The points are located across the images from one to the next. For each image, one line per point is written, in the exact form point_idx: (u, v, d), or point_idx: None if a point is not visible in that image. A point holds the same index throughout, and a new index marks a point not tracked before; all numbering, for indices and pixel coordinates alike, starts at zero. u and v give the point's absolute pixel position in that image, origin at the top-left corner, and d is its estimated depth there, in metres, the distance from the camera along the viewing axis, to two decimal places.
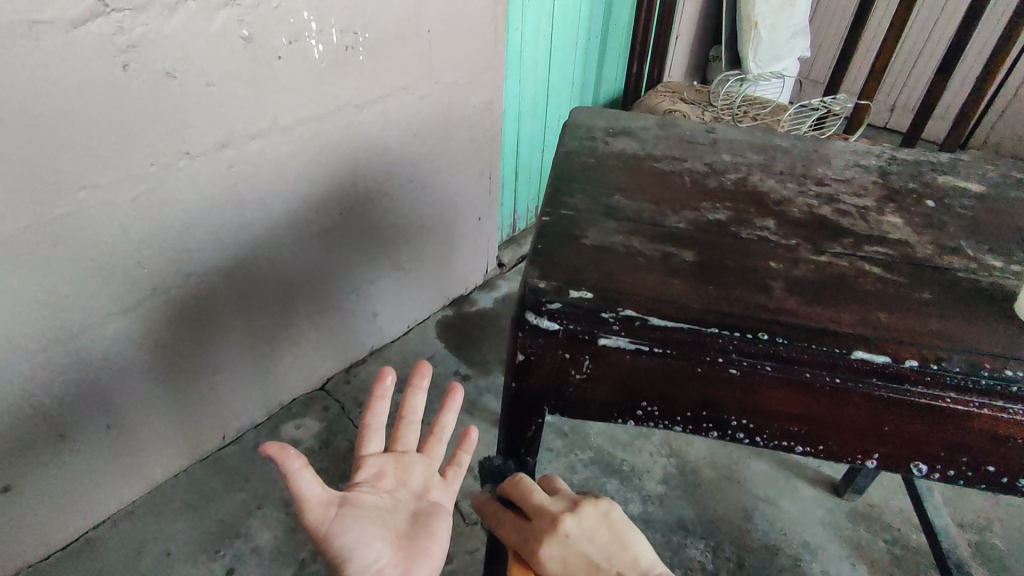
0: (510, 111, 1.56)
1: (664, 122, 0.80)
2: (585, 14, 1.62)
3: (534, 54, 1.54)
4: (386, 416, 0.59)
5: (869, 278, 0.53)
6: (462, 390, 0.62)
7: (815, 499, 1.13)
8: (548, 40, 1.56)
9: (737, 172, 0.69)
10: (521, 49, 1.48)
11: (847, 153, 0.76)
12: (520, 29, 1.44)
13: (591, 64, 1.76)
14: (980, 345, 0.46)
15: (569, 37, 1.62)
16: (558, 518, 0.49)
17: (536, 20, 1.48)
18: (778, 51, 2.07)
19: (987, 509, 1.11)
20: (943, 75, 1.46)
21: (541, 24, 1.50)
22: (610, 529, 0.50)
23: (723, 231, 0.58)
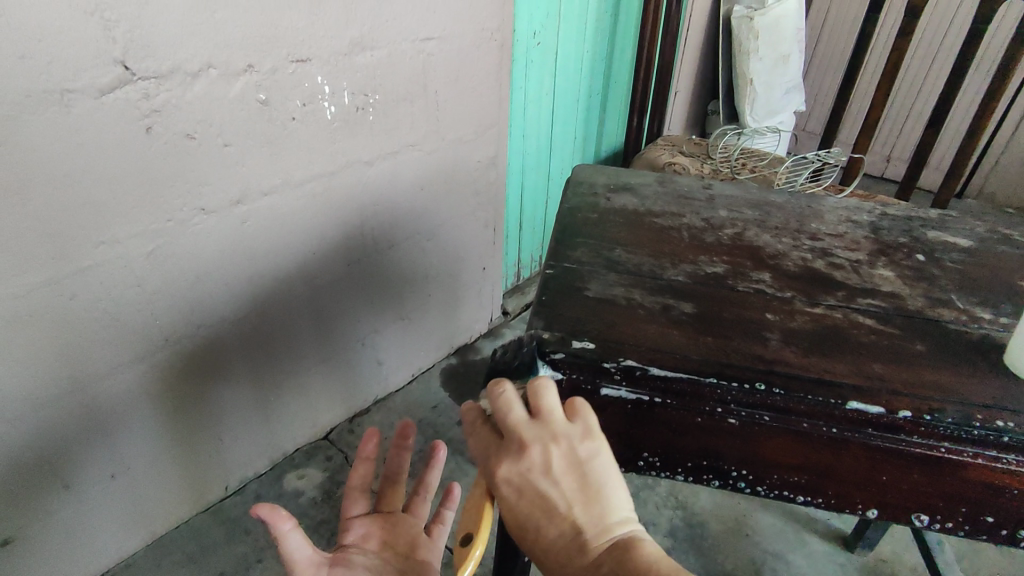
0: (514, 165, 1.61)
1: (663, 178, 0.83)
2: (585, 74, 1.70)
3: (538, 111, 1.60)
4: (370, 477, 0.61)
5: (864, 330, 0.54)
6: (445, 445, 0.61)
7: (825, 553, 1.11)
8: (551, 98, 1.63)
9: (733, 227, 0.72)
10: (524, 107, 1.55)
11: (840, 208, 0.79)
12: (523, 88, 1.51)
13: (592, 119, 1.83)
14: (973, 398, 0.47)
15: (570, 95, 1.69)
16: (524, 446, 0.41)
17: (538, 80, 1.55)
18: (773, 105, 2.15)
19: (1003, 564, 1.08)
20: (933, 129, 1.50)
21: (544, 83, 1.57)
22: (585, 476, 0.40)
23: (720, 284, 0.60)
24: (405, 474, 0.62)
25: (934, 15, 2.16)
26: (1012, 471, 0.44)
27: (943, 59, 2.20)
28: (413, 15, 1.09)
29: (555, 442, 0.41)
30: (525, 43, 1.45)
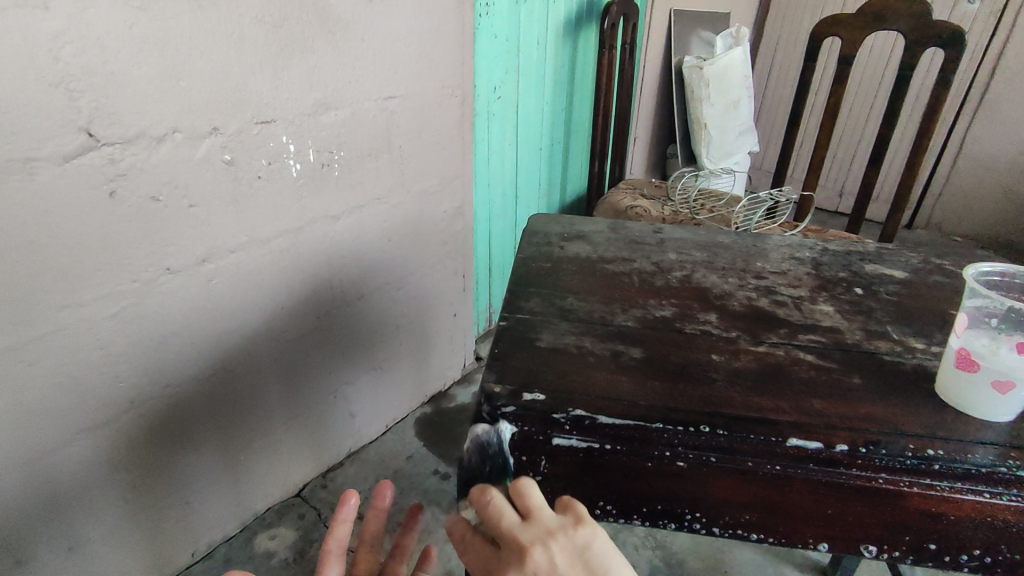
0: (481, 213, 1.65)
1: (616, 225, 0.87)
2: (545, 124, 1.78)
3: (501, 160, 1.66)
4: (347, 539, 0.59)
5: (804, 366, 0.57)
6: (422, 507, 0.64)
7: None
8: (514, 148, 1.69)
9: (682, 270, 0.75)
10: (488, 157, 1.60)
11: (784, 246, 0.83)
12: (486, 140, 1.57)
13: (555, 166, 1.89)
14: (904, 426, 0.50)
15: (532, 145, 1.76)
16: (524, 552, 0.39)
17: (501, 132, 1.61)
18: (728, 148, 2.25)
19: None
20: (874, 165, 1.59)
21: (506, 134, 1.64)
22: (590, 566, 0.38)
23: (668, 327, 0.62)
24: (381, 537, 0.62)
25: (869, 59, 2.32)
26: (948, 497, 0.46)
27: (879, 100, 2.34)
28: (376, 76, 1.13)
29: (553, 538, 0.39)
30: (486, 98, 1.51)
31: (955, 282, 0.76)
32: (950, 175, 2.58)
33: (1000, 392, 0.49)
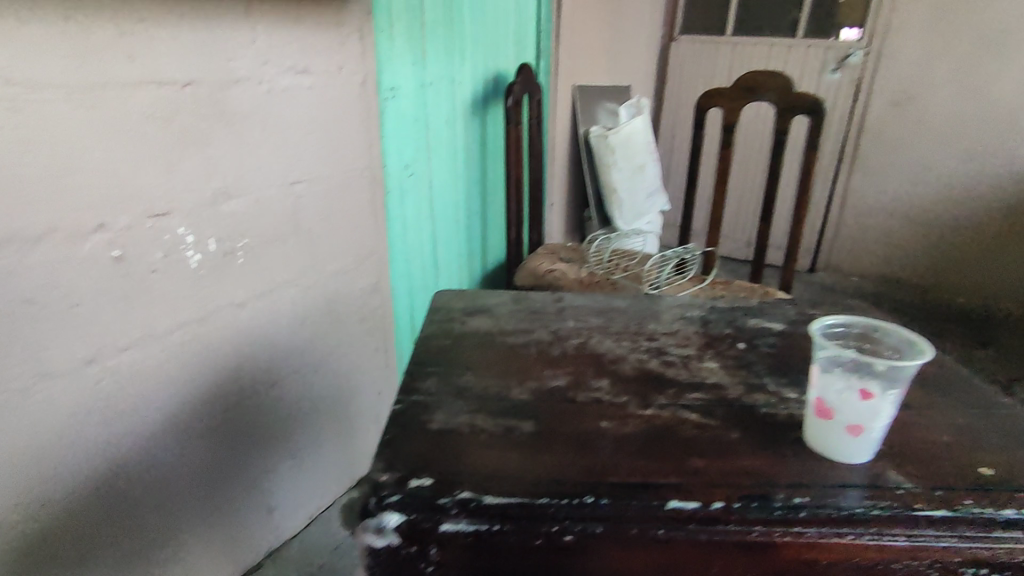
0: (400, 287, 1.66)
1: (518, 296, 0.89)
2: (460, 197, 1.83)
3: (419, 234, 1.69)
4: None
5: (688, 425, 0.60)
6: None
7: None
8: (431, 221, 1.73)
9: (579, 337, 0.78)
10: (404, 233, 1.62)
11: (676, 305, 0.88)
12: (400, 215, 1.59)
13: (474, 236, 1.94)
14: (777, 478, 0.52)
15: (449, 217, 1.80)
16: None
17: (416, 207, 1.65)
18: (639, 209, 2.36)
19: None
20: (764, 221, 1.72)
21: (421, 209, 1.67)
22: None
23: (561, 398, 0.64)
24: None
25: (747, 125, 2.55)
26: (813, 542, 0.49)
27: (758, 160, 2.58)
28: (278, 163, 1.15)
29: None
30: (398, 176, 1.55)
31: None
32: (838, 223, 2.86)
33: (852, 436, 0.54)
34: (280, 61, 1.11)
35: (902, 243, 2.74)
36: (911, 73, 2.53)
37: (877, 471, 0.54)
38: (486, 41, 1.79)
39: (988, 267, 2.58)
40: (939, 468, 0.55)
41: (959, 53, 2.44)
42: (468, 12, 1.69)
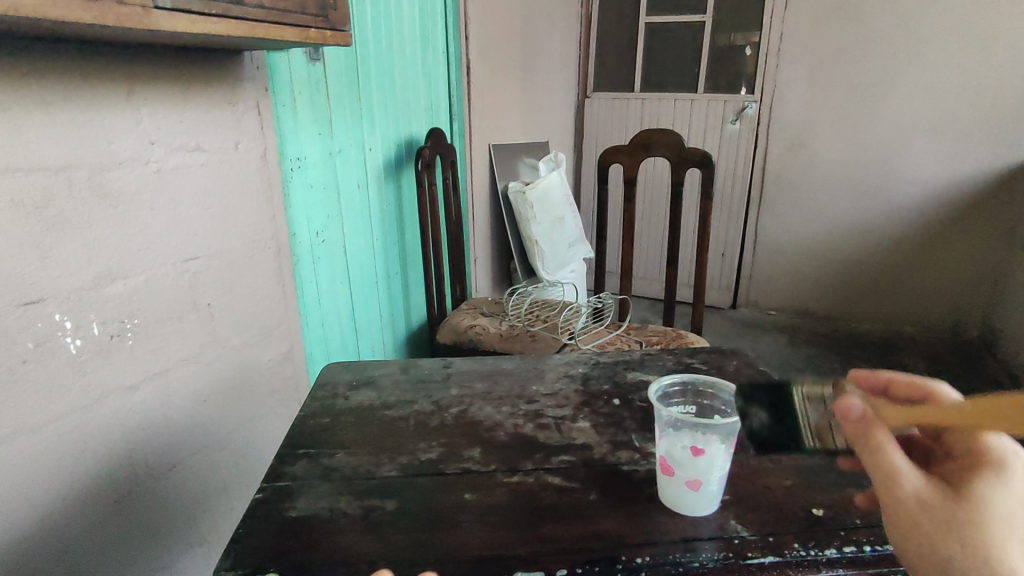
0: (316, 353, 1.63)
1: (406, 365, 0.91)
2: (377, 258, 1.84)
3: (334, 299, 1.68)
4: None
5: (549, 490, 0.62)
6: None
7: None
8: (347, 285, 1.72)
9: (460, 405, 0.79)
10: (318, 298, 1.62)
11: (560, 364, 0.91)
12: (313, 282, 1.59)
13: (394, 296, 1.95)
14: (624, 539, 0.55)
15: (366, 279, 1.80)
16: None
17: (329, 272, 1.65)
18: (561, 258, 2.41)
19: None
20: (672, 267, 1.81)
21: (336, 274, 1.67)
22: None
23: (429, 472, 0.65)
24: None
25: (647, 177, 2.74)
26: None
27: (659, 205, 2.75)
28: (171, 240, 1.13)
29: None
30: (308, 243, 1.55)
31: None
32: (752, 262, 3.04)
33: (693, 490, 0.57)
34: (168, 140, 1.11)
35: (809, 276, 2.95)
36: (801, 120, 2.76)
37: (717, 522, 0.57)
38: (396, 108, 1.85)
39: (889, 291, 2.81)
40: (775, 515, 0.58)
41: (837, 102, 2.69)
42: (375, 82, 1.74)
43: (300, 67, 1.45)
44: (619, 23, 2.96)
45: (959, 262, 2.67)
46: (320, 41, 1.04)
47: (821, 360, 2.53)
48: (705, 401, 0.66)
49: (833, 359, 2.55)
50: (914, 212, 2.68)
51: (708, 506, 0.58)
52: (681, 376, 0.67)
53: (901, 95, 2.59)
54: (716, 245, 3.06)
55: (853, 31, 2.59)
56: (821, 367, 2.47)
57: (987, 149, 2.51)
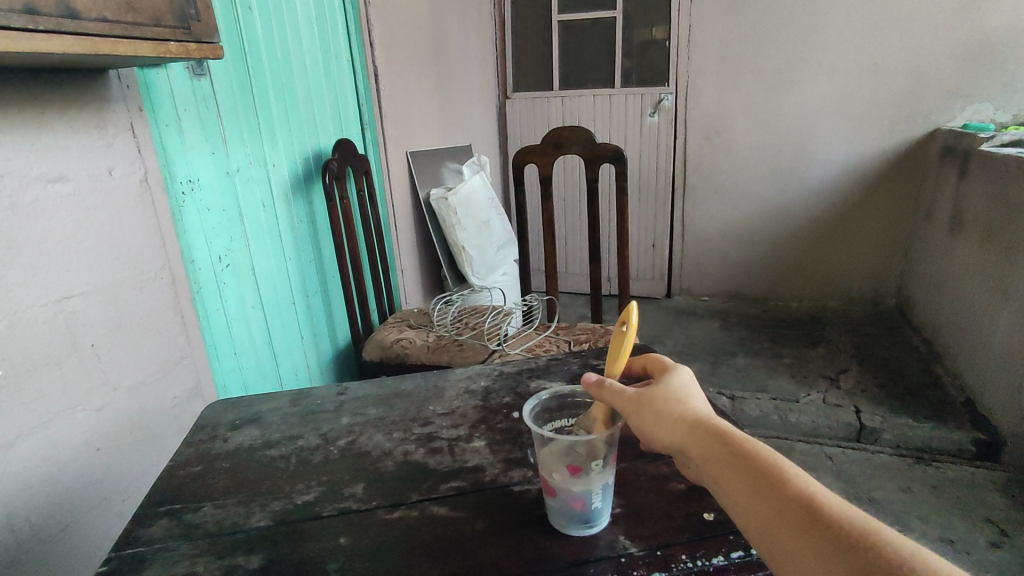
0: (231, 385, 1.54)
1: (297, 396, 0.85)
2: (292, 278, 1.76)
3: (247, 325, 1.59)
4: None
5: (434, 524, 0.57)
6: None
7: None
8: (260, 308, 1.64)
9: (349, 436, 0.74)
10: (229, 325, 1.52)
11: (461, 380, 0.87)
12: (220, 309, 1.49)
13: (315, 315, 1.87)
14: (505, 572, 0.51)
15: (281, 301, 1.72)
16: None
17: (239, 297, 1.55)
18: (492, 263, 2.35)
19: None
20: (595, 262, 1.80)
21: (246, 298, 1.58)
22: None
23: (303, 518, 0.59)
24: None
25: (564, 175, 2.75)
26: None
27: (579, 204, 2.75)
28: (37, 280, 1.02)
29: None
30: (210, 268, 1.45)
31: None
32: (682, 250, 3.09)
33: (577, 507, 0.53)
34: (24, 172, 1.01)
35: (737, 260, 3.02)
36: (715, 109, 2.83)
37: (606, 540, 0.54)
38: (300, 120, 1.77)
39: (810, 269, 2.92)
40: (666, 526, 0.55)
41: (748, 89, 2.77)
42: (272, 95, 1.66)
43: (182, 84, 1.36)
44: (534, 22, 2.96)
45: (871, 237, 2.80)
46: (184, 55, 0.96)
47: (752, 342, 2.59)
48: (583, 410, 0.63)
49: (763, 340, 2.61)
50: (827, 191, 2.80)
51: (588, 524, 0.55)
52: (555, 388, 0.63)
53: (805, 81, 2.69)
54: (646, 236, 3.10)
55: (756, 19, 2.66)
56: (752, 348, 2.52)
57: (888, 128, 2.63)
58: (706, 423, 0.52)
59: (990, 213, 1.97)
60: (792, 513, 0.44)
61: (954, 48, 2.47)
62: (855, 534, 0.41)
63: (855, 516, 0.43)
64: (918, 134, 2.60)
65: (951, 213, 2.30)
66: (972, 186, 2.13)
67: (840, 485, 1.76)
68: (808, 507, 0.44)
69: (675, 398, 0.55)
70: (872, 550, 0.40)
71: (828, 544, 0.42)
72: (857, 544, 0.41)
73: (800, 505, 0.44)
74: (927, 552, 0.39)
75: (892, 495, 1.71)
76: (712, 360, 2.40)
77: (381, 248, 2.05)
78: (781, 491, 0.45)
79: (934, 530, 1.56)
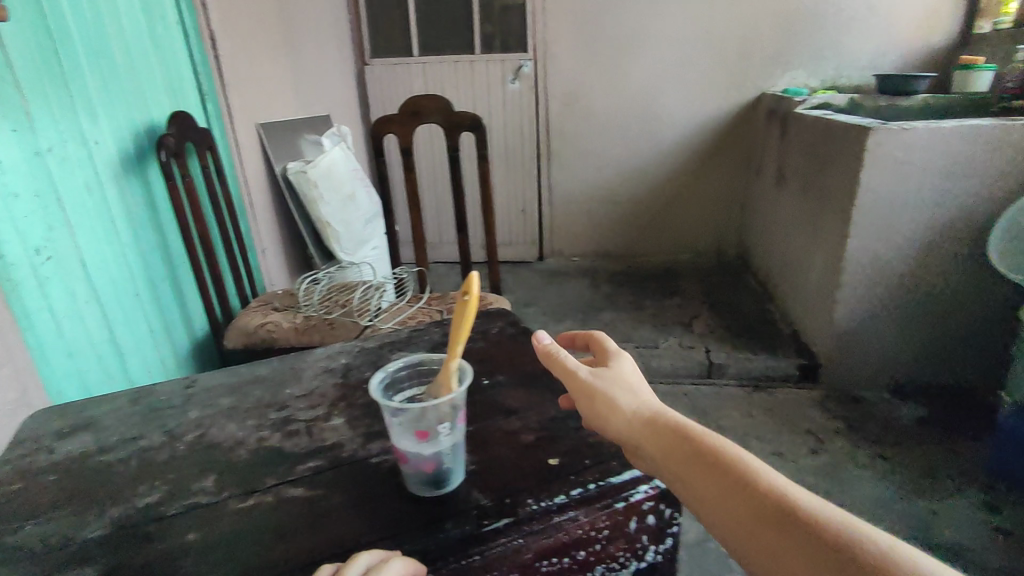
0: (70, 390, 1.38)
1: (137, 395, 0.79)
2: (133, 266, 1.60)
3: (83, 323, 1.42)
4: None
5: (289, 506, 0.57)
6: None
7: None
8: (98, 303, 1.47)
9: (198, 430, 0.70)
10: (61, 325, 1.35)
11: (320, 360, 0.86)
12: (47, 308, 1.32)
13: (164, 304, 1.72)
14: (360, 540, 0.52)
15: (123, 293, 1.55)
16: None
17: (69, 292, 1.38)
18: (360, 237, 2.27)
19: None
20: (462, 231, 1.82)
21: (79, 293, 1.41)
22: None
23: (147, 521, 0.56)
24: None
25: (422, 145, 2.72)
26: None
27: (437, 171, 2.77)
28: None
29: None
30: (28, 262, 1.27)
31: (466, 348, 0.87)
32: (551, 214, 3.20)
33: (428, 470, 0.56)
34: None
35: (601, 221, 3.19)
36: (573, 75, 2.92)
37: (461, 496, 0.57)
38: (123, 90, 1.58)
39: (665, 226, 3.17)
40: (516, 475, 0.59)
41: (601, 56, 2.88)
42: (85, 62, 1.46)
43: None
44: None
45: (715, 194, 3.08)
46: None
47: (617, 297, 2.78)
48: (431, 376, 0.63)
49: (627, 294, 2.80)
50: (675, 153, 3.02)
51: (438, 483, 0.57)
52: (407, 357, 0.62)
53: (652, 48, 2.85)
54: (516, 202, 3.17)
55: None
56: (618, 302, 2.70)
57: (723, 93, 2.88)
58: (662, 421, 0.56)
59: (804, 168, 2.25)
60: (742, 497, 0.47)
61: (774, 19, 2.74)
62: (801, 512, 0.45)
63: (802, 497, 0.46)
64: (748, 98, 2.88)
65: (776, 169, 2.60)
66: (791, 144, 2.41)
67: (694, 417, 1.98)
68: (756, 490, 0.47)
69: (630, 400, 0.59)
70: (811, 523, 0.43)
71: (773, 520, 0.45)
72: (801, 521, 0.44)
73: (752, 490, 0.48)
74: (865, 525, 0.42)
75: (736, 421, 1.95)
76: (582, 317, 2.55)
77: (236, 228, 1.92)
78: (735, 479, 0.49)
79: (768, 446, 1.81)
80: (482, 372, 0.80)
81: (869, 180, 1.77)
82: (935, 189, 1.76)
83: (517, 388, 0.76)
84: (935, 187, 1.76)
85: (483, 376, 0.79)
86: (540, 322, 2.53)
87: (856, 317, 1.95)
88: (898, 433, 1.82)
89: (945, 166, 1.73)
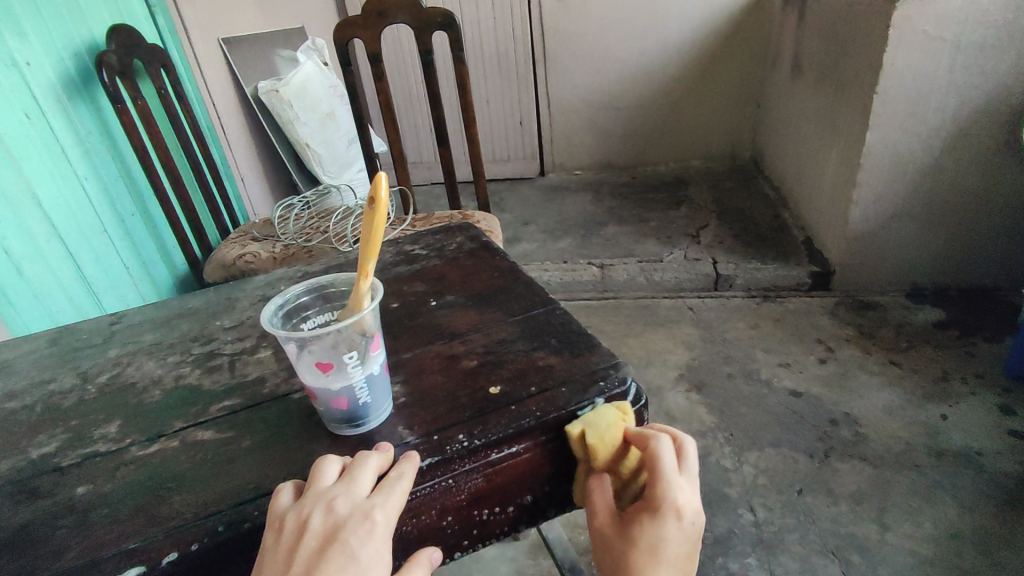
0: (35, 251, 1.18)
1: (58, 336, 0.74)
2: (91, 184, 1.37)
3: (48, 198, 1.24)
4: None
5: (195, 449, 0.51)
6: None
7: (496, 556, 1.14)
8: (67, 185, 1.30)
9: (113, 370, 0.65)
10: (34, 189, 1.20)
11: (259, 288, 0.79)
12: (17, 174, 1.16)
13: (132, 228, 1.50)
14: (264, 488, 0.46)
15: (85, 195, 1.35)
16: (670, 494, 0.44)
17: (38, 163, 1.23)
18: (343, 159, 2.14)
19: None
20: (442, 145, 1.69)
21: (49, 170, 1.25)
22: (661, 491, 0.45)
23: (39, 474, 0.51)
24: None
25: (393, 51, 2.52)
26: None
27: (413, 77, 2.56)
28: None
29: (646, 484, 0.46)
30: (13, 126, 1.18)
31: (419, 267, 0.78)
32: (549, 125, 3.01)
33: (341, 407, 0.48)
34: None
35: (603, 129, 3.00)
36: None
37: (382, 432, 0.50)
38: None
39: (673, 132, 2.96)
40: (449, 407, 0.52)
41: None
42: None
43: None
44: None
45: (726, 93, 2.85)
46: None
47: (621, 210, 2.63)
48: (340, 302, 0.54)
49: (631, 205, 2.66)
50: (682, 50, 2.77)
51: (359, 422, 0.50)
52: (314, 279, 0.54)
53: None
54: (512, 114, 2.97)
55: None
56: (621, 215, 2.57)
57: None
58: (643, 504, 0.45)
59: (822, 56, 2.02)
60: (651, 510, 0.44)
61: None
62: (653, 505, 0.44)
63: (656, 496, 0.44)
64: None
65: (792, 58, 2.35)
66: (809, 31, 2.15)
67: (699, 331, 1.90)
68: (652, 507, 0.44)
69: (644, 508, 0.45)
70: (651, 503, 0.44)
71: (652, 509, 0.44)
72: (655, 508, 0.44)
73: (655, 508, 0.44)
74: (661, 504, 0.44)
75: (742, 332, 1.87)
76: (583, 233, 2.43)
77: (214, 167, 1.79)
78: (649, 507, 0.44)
79: (774, 357, 1.74)
80: (430, 294, 0.71)
81: (893, 64, 1.58)
82: (968, 68, 1.57)
83: (463, 307, 0.67)
84: (967, 69, 1.57)
85: (431, 297, 0.70)
86: (539, 239, 2.43)
87: (873, 219, 1.81)
88: (914, 337, 1.73)
89: (980, 43, 1.53)
